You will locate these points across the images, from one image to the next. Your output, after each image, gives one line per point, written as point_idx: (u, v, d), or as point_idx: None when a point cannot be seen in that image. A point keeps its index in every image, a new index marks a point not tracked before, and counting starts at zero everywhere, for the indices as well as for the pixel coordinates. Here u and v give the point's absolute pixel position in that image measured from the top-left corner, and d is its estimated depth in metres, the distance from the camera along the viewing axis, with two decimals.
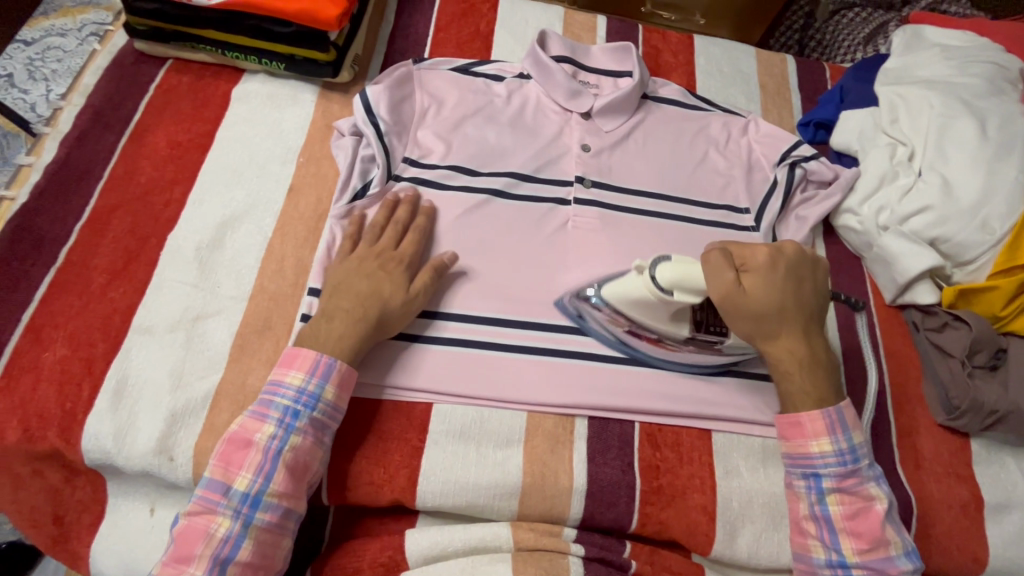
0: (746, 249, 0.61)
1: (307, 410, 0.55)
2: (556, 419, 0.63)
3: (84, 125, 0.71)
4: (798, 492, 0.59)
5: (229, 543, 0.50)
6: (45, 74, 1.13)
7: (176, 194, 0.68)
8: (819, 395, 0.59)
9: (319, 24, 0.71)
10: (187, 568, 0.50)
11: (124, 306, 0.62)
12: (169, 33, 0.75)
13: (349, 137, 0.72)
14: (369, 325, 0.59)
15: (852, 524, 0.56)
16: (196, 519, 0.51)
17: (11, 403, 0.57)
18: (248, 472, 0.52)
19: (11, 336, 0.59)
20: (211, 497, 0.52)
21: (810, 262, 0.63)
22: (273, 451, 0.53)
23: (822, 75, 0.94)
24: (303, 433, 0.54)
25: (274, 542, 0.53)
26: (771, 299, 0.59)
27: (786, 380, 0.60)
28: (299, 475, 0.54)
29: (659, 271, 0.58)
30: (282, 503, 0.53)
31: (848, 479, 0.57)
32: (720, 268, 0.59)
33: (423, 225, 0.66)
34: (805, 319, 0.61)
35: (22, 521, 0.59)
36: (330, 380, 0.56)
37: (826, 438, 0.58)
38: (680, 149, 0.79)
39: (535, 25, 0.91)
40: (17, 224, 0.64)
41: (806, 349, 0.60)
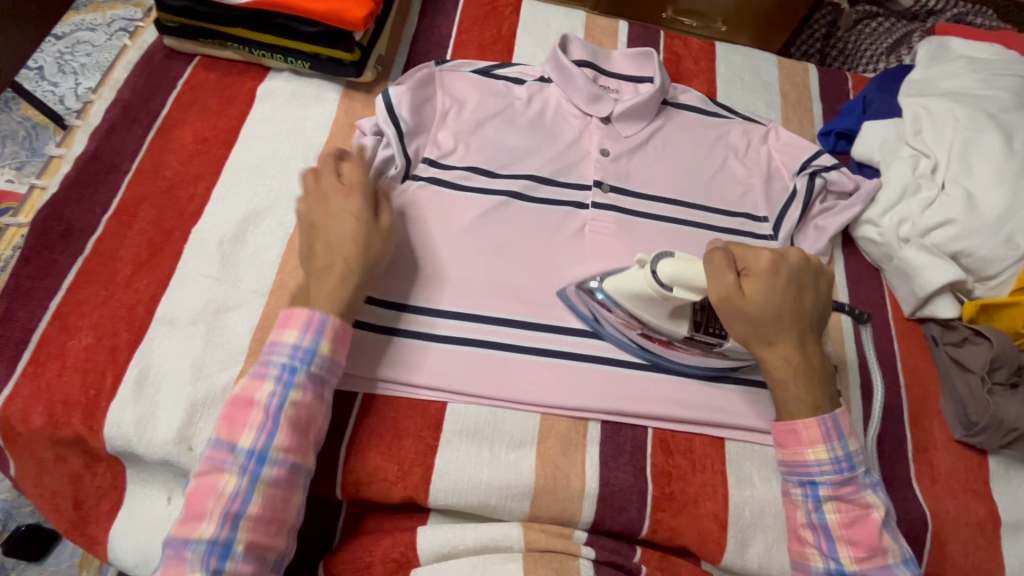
0: (750, 253, 0.61)
1: (303, 365, 0.55)
2: (569, 422, 0.63)
3: (114, 119, 0.73)
4: (795, 499, 0.58)
5: (238, 498, 0.50)
6: (74, 68, 1.15)
7: (201, 189, 0.70)
8: (813, 403, 0.58)
9: (346, 25, 0.72)
10: (199, 526, 0.50)
11: (148, 297, 0.63)
12: (198, 31, 0.76)
13: (370, 137, 0.72)
14: (361, 281, 0.59)
15: (849, 533, 0.55)
16: (206, 478, 0.52)
17: (37, 389, 0.58)
18: (251, 430, 0.52)
19: (38, 324, 0.60)
20: (219, 455, 0.52)
21: (814, 271, 0.62)
22: (274, 408, 0.53)
23: (844, 85, 0.94)
24: (301, 388, 0.54)
25: (285, 497, 0.52)
26: (771, 304, 0.59)
27: (781, 388, 0.59)
28: (303, 430, 0.54)
29: (659, 266, 0.59)
30: (289, 457, 0.53)
31: (845, 487, 0.56)
32: (720, 269, 0.59)
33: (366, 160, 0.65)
34: (803, 328, 0.60)
35: (44, 504, 0.60)
36: (324, 334, 0.56)
37: (821, 446, 0.56)
38: (699, 156, 0.79)
39: (557, 29, 0.91)
40: (47, 214, 0.66)
41: (803, 357, 0.59)
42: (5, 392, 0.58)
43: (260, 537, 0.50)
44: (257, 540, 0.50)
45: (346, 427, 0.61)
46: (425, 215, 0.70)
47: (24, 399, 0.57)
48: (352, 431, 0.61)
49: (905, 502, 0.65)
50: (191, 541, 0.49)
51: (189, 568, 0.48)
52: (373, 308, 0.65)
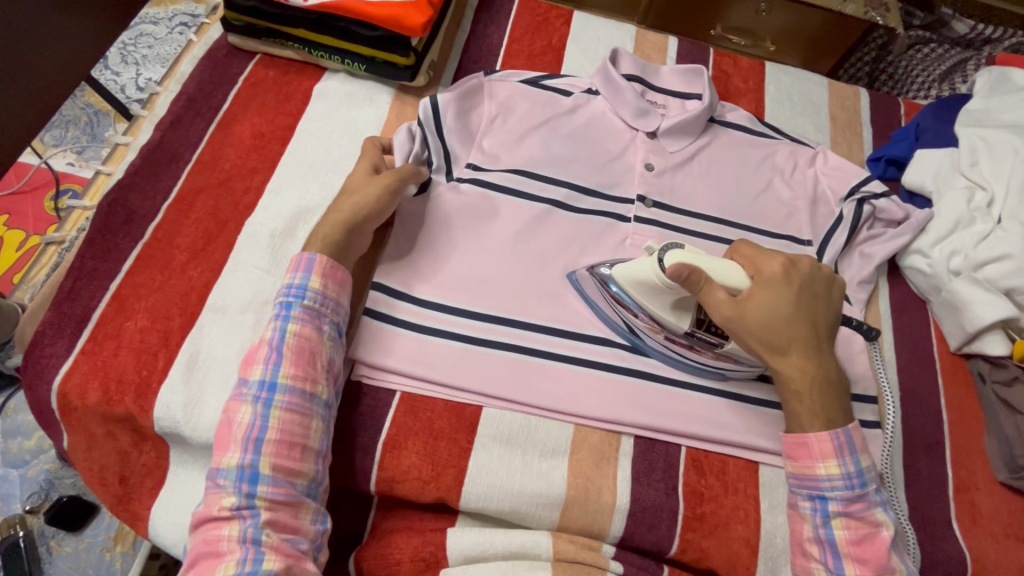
0: (763, 257, 0.61)
1: (299, 300, 0.58)
2: (602, 434, 0.63)
3: (178, 111, 0.76)
4: (802, 514, 0.57)
5: (257, 425, 0.53)
6: (136, 59, 1.20)
7: (256, 182, 0.72)
8: (829, 415, 0.57)
9: (406, 30, 0.73)
10: (226, 454, 0.53)
11: (201, 285, 0.65)
12: (262, 30, 0.79)
13: (408, 131, 0.73)
14: (365, 216, 0.64)
15: (857, 550, 0.54)
16: (228, 416, 0.54)
17: (94, 366, 0.60)
18: (259, 364, 0.55)
19: (98, 304, 0.63)
20: (238, 391, 0.55)
21: (823, 281, 0.63)
22: (276, 341, 0.56)
23: (897, 111, 0.92)
24: (299, 320, 0.57)
25: (301, 422, 0.54)
26: (782, 312, 0.59)
27: (796, 399, 0.58)
28: (309, 360, 0.56)
29: (667, 255, 0.59)
30: (297, 384, 0.55)
31: (855, 503, 0.55)
32: (708, 284, 0.59)
33: (404, 173, 0.67)
34: (816, 339, 0.59)
35: (91, 478, 0.63)
36: (314, 271, 0.60)
37: (833, 461, 0.55)
38: (745, 175, 0.79)
39: (607, 41, 0.92)
40: (112, 199, 0.69)
41: (818, 368, 0.58)
42: (65, 367, 0.60)
43: (285, 460, 0.52)
44: (282, 463, 0.52)
45: (382, 425, 0.62)
46: (467, 219, 0.71)
47: (81, 375, 0.60)
48: (389, 430, 0.62)
49: (944, 542, 0.63)
50: (223, 468, 0.52)
51: (225, 492, 0.51)
52: (412, 307, 0.65)
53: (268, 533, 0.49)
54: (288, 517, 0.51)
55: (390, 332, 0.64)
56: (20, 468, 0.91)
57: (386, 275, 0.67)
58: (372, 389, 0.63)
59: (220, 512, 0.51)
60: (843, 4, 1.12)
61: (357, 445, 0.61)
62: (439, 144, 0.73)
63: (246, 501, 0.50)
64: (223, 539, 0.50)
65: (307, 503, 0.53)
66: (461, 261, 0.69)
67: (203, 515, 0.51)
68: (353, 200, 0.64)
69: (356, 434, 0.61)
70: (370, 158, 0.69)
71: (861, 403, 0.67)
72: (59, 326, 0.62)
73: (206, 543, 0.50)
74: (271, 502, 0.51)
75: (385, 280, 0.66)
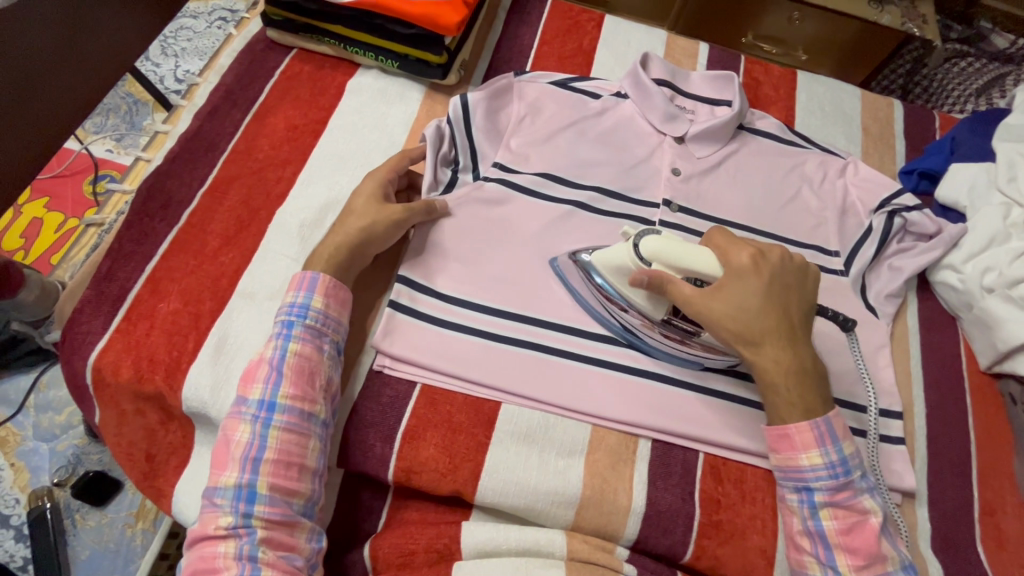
0: (731, 248, 0.60)
1: (300, 319, 0.59)
2: (620, 436, 0.63)
3: (216, 102, 0.78)
4: (790, 506, 0.57)
5: (254, 445, 0.54)
6: (176, 51, 1.24)
7: (288, 173, 0.74)
8: (807, 405, 0.56)
9: (441, 29, 0.74)
10: (224, 473, 0.53)
11: (232, 270, 0.67)
12: (300, 25, 0.81)
13: (432, 134, 0.73)
14: (392, 222, 0.66)
15: (846, 540, 0.54)
16: (226, 432, 0.55)
17: (127, 345, 0.62)
18: (260, 383, 0.56)
19: (134, 285, 0.65)
20: (237, 409, 0.56)
21: (795, 269, 0.61)
22: (277, 360, 0.57)
23: (931, 124, 0.91)
24: (300, 340, 0.58)
25: (298, 441, 0.55)
26: (752, 305, 0.58)
27: (773, 392, 0.57)
28: (308, 379, 0.57)
29: (644, 241, 0.61)
30: (297, 404, 0.55)
31: (841, 492, 0.55)
32: (673, 281, 0.60)
33: (417, 209, 0.67)
34: (792, 328, 0.58)
35: (120, 453, 0.65)
36: (316, 290, 0.61)
37: (815, 451, 0.55)
38: (773, 183, 0.78)
39: (638, 46, 0.92)
40: (151, 185, 0.71)
41: (791, 358, 0.57)
42: (100, 345, 0.62)
43: (282, 480, 0.53)
44: (279, 483, 0.53)
45: (403, 415, 0.62)
46: (493, 217, 0.71)
47: (115, 353, 0.62)
48: (408, 421, 0.62)
49: (967, 565, 0.62)
50: (220, 487, 0.53)
51: (222, 512, 0.52)
52: (434, 301, 0.66)
53: (264, 551, 0.50)
54: (283, 535, 0.52)
55: (411, 324, 0.65)
56: (50, 442, 0.95)
57: (410, 267, 0.68)
58: (394, 380, 0.64)
59: (215, 531, 0.51)
60: (879, 14, 1.11)
61: (377, 434, 0.62)
62: (467, 141, 0.74)
63: (242, 521, 0.51)
64: (219, 557, 0.50)
65: (303, 522, 0.54)
66: (486, 258, 0.69)
67: (198, 533, 0.52)
68: (358, 224, 0.65)
69: (377, 423, 0.62)
70: (384, 171, 0.69)
71: (887, 419, 0.67)
72: (96, 304, 0.64)
73: (202, 560, 0.51)
74: (267, 522, 0.52)
75: (409, 273, 0.67)
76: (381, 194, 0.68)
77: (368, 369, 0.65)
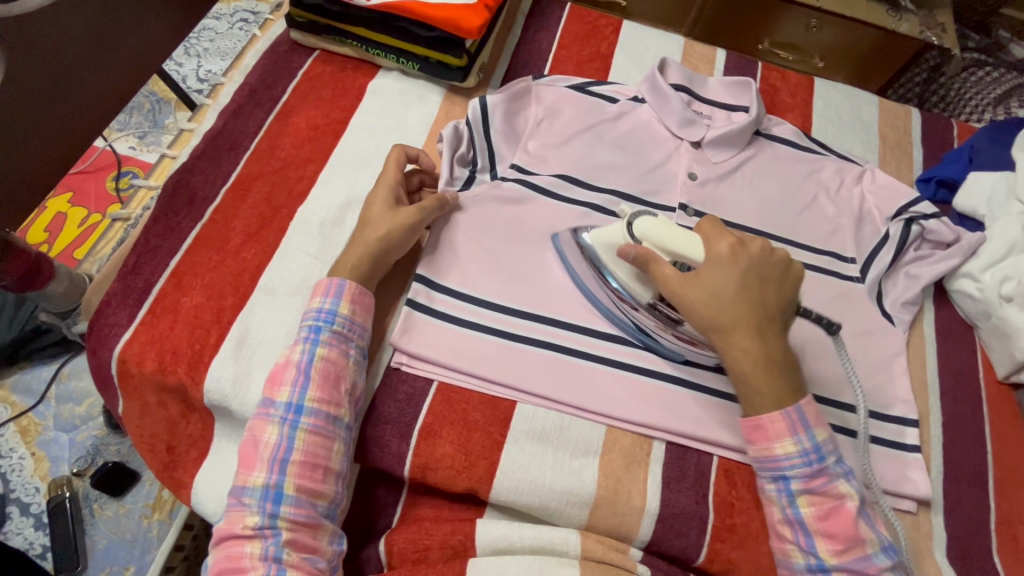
0: (710, 239, 0.60)
1: (328, 325, 0.60)
2: (634, 437, 0.64)
3: (240, 101, 0.79)
4: (769, 496, 0.57)
5: (282, 446, 0.55)
6: (198, 51, 1.26)
7: (309, 172, 0.75)
8: (775, 395, 0.56)
9: (462, 32, 0.75)
10: (252, 474, 0.54)
11: (253, 266, 0.68)
12: (323, 27, 0.82)
13: (448, 137, 0.75)
14: (409, 223, 0.66)
15: (825, 526, 0.54)
16: (253, 433, 0.56)
17: (151, 337, 0.63)
18: (288, 385, 0.57)
19: (159, 279, 0.66)
20: (264, 410, 0.57)
21: (777, 262, 0.60)
22: (305, 364, 0.58)
23: (949, 133, 0.91)
24: (327, 345, 0.59)
25: (325, 445, 0.56)
26: (727, 294, 0.57)
27: (742, 380, 0.57)
28: (334, 384, 0.58)
29: (637, 221, 0.62)
30: (324, 408, 0.56)
31: (816, 479, 0.55)
32: (657, 262, 0.60)
33: (429, 208, 0.67)
34: (767, 319, 0.57)
35: (142, 444, 0.66)
36: (343, 296, 0.61)
37: (788, 440, 0.55)
38: (790, 189, 0.78)
39: (655, 51, 0.93)
40: (177, 181, 0.73)
41: (764, 349, 0.56)
42: (125, 337, 0.64)
43: (307, 482, 0.54)
44: (305, 484, 0.54)
45: (419, 413, 0.63)
46: (509, 218, 0.72)
47: (139, 345, 0.63)
48: (424, 419, 0.63)
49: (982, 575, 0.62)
50: (248, 487, 0.54)
51: (249, 511, 0.53)
52: (450, 300, 0.67)
53: (289, 552, 0.51)
54: (308, 537, 0.53)
55: (429, 322, 0.66)
56: (70, 432, 0.97)
57: (428, 266, 0.69)
58: (411, 377, 0.65)
59: (242, 531, 0.52)
60: (896, 22, 1.11)
61: (393, 430, 0.62)
62: (484, 143, 0.76)
63: (269, 522, 0.52)
64: (246, 557, 0.51)
65: (326, 524, 0.55)
66: (502, 258, 0.70)
67: (224, 532, 0.53)
68: (375, 235, 0.65)
69: (393, 419, 0.63)
70: (390, 176, 0.69)
71: (903, 427, 0.67)
72: (123, 297, 0.65)
73: (229, 560, 0.52)
74: (292, 523, 0.52)
75: (427, 273, 0.68)
76: (392, 199, 0.68)
77: (387, 365, 0.66)
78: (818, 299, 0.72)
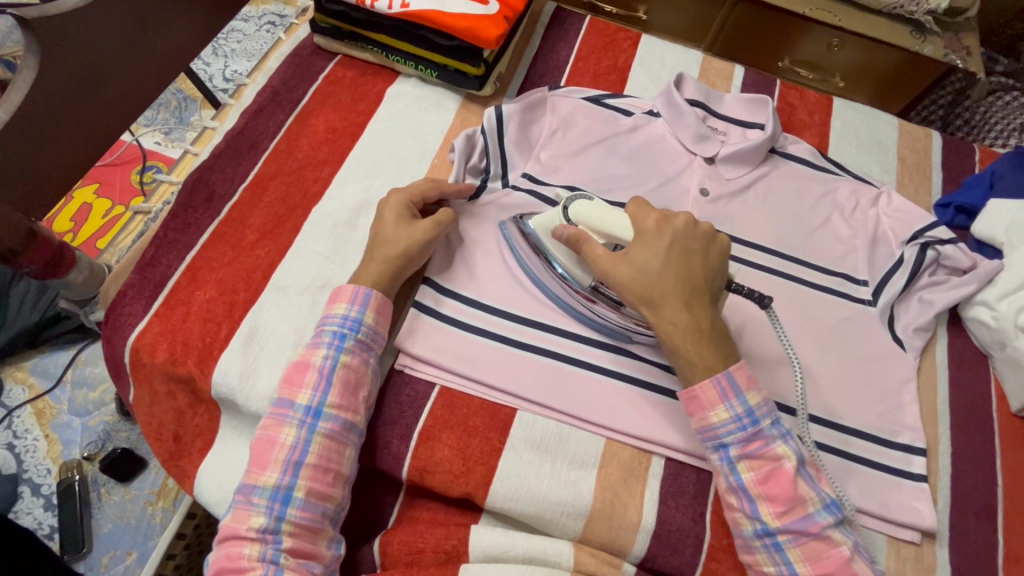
0: (636, 216, 0.62)
1: (352, 333, 0.61)
2: (633, 452, 0.63)
3: (262, 102, 0.82)
4: (713, 465, 0.58)
5: (298, 448, 0.55)
6: (226, 51, 1.30)
7: (325, 173, 0.76)
8: (705, 362, 0.57)
9: (481, 42, 0.76)
10: (264, 473, 0.55)
11: (266, 263, 0.69)
12: (346, 33, 0.84)
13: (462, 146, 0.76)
14: (428, 236, 0.67)
15: (765, 489, 0.54)
16: (268, 431, 0.57)
17: (164, 329, 0.65)
18: (308, 389, 0.58)
19: (175, 272, 0.68)
20: (281, 411, 0.58)
21: (702, 236, 0.61)
22: (327, 369, 0.58)
23: (970, 157, 0.89)
24: (350, 352, 0.60)
25: (338, 449, 0.57)
26: (653, 269, 0.59)
27: (672, 351, 0.58)
28: (353, 391, 0.59)
29: (574, 205, 0.63)
30: (341, 414, 0.58)
31: (752, 443, 0.56)
32: (589, 239, 0.62)
33: (444, 219, 0.68)
34: (694, 291, 0.59)
35: (149, 432, 0.67)
36: (369, 306, 0.62)
37: (721, 407, 0.56)
38: (802, 209, 0.78)
39: (672, 65, 0.93)
40: (198, 177, 0.75)
41: (693, 319, 0.58)
42: (140, 326, 0.65)
43: (318, 485, 0.55)
44: (315, 487, 0.55)
45: (420, 416, 0.64)
46: None
47: (153, 336, 0.65)
48: (424, 423, 0.63)
49: None
50: (258, 486, 0.54)
51: (255, 511, 0.53)
52: (461, 306, 0.68)
53: (287, 556, 0.52)
54: (307, 542, 0.53)
55: (435, 325, 0.67)
56: (83, 417, 1.00)
57: (438, 271, 0.70)
58: (413, 380, 0.66)
59: (246, 532, 0.53)
60: (920, 44, 1.09)
61: (394, 432, 0.63)
62: (498, 152, 0.76)
63: (274, 525, 0.53)
64: (244, 558, 0.52)
65: (327, 529, 0.55)
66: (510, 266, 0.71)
67: (229, 530, 0.54)
68: (387, 243, 0.66)
69: (395, 421, 0.63)
70: (408, 192, 0.69)
71: (910, 455, 0.66)
72: (139, 288, 0.67)
73: (229, 559, 0.52)
74: (297, 526, 0.53)
75: (438, 278, 0.69)
76: (406, 214, 0.68)
77: (391, 367, 0.67)
78: (825, 321, 0.71)
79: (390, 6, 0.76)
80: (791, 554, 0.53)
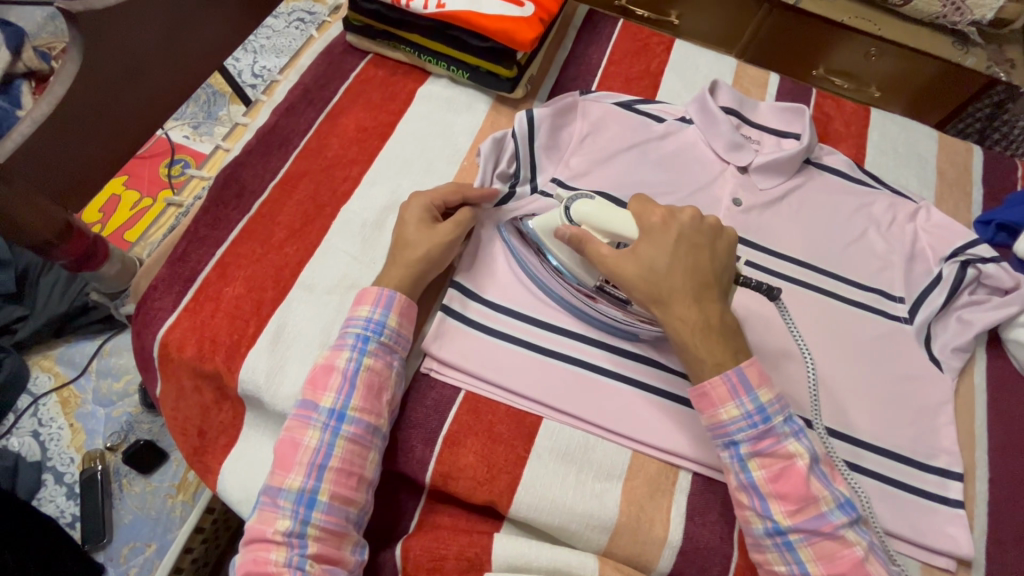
0: (643, 211, 0.61)
1: (376, 336, 0.60)
2: (659, 465, 0.62)
3: (294, 99, 0.82)
4: (724, 463, 0.57)
5: (322, 451, 0.55)
6: (256, 47, 1.31)
7: (354, 172, 0.76)
8: (714, 360, 0.56)
9: (515, 43, 0.76)
10: (289, 476, 0.55)
11: (295, 261, 0.69)
12: (378, 32, 0.84)
13: (490, 148, 0.74)
14: (452, 237, 0.67)
15: (776, 487, 0.53)
16: (292, 433, 0.57)
17: (192, 324, 0.65)
18: (332, 392, 0.57)
19: (204, 268, 0.68)
20: (305, 413, 0.57)
21: (709, 230, 0.61)
22: (350, 372, 0.58)
23: (1012, 173, 0.87)
24: (373, 355, 0.59)
25: (361, 454, 0.56)
26: (660, 267, 0.58)
27: (681, 348, 0.57)
28: (376, 395, 0.58)
29: (576, 204, 0.61)
30: (364, 417, 0.57)
31: (763, 441, 0.54)
32: (592, 239, 0.60)
33: (462, 217, 0.68)
34: (704, 285, 0.58)
35: (174, 426, 0.67)
36: (392, 309, 0.62)
37: (731, 403, 0.55)
38: (837, 222, 0.76)
39: (706, 71, 0.92)
40: (229, 173, 0.75)
41: (702, 315, 0.57)
42: (169, 321, 0.66)
43: (342, 489, 0.55)
44: (340, 492, 0.54)
45: (445, 420, 0.63)
46: None
47: (181, 331, 0.65)
48: (449, 427, 0.63)
49: None
50: (284, 489, 0.54)
51: (281, 514, 0.53)
52: (483, 309, 0.67)
53: (313, 563, 0.51)
54: (332, 547, 0.53)
55: (461, 329, 0.66)
56: (106, 407, 1.01)
57: (466, 275, 0.69)
58: (439, 385, 0.65)
59: (273, 535, 0.53)
60: (962, 55, 1.06)
61: (418, 436, 0.62)
62: (528, 156, 0.75)
63: (299, 529, 0.52)
64: (271, 564, 0.51)
65: (352, 534, 0.55)
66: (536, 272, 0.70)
67: (255, 534, 0.54)
68: (413, 248, 0.66)
69: (420, 425, 0.63)
70: (431, 195, 0.68)
71: (945, 479, 0.64)
72: (170, 282, 0.68)
73: (256, 563, 0.52)
74: (322, 531, 0.53)
75: (465, 280, 0.69)
76: (427, 217, 0.68)
77: (417, 369, 0.66)
78: (860, 338, 0.69)
79: (425, 6, 0.76)
80: (803, 554, 0.52)
